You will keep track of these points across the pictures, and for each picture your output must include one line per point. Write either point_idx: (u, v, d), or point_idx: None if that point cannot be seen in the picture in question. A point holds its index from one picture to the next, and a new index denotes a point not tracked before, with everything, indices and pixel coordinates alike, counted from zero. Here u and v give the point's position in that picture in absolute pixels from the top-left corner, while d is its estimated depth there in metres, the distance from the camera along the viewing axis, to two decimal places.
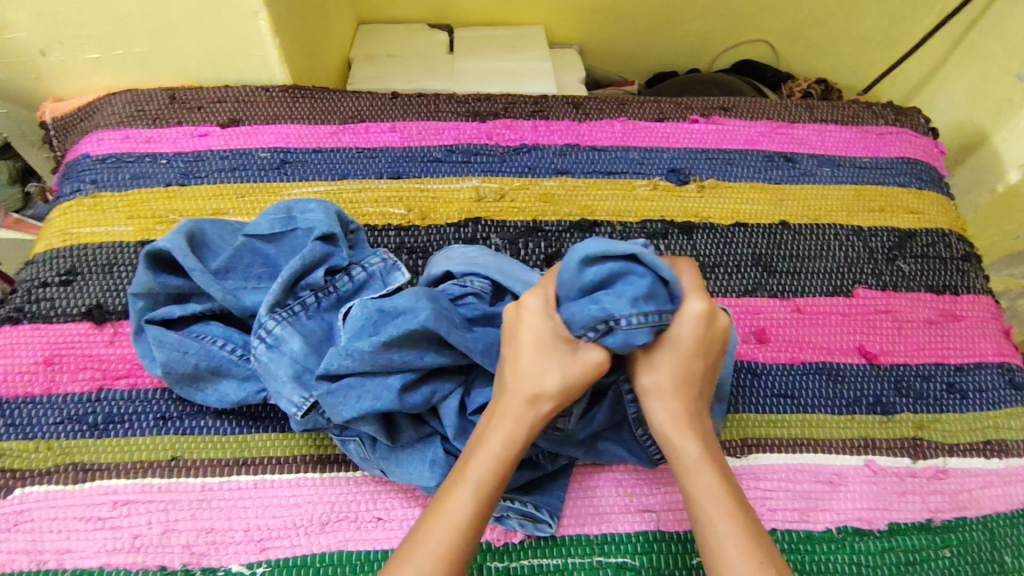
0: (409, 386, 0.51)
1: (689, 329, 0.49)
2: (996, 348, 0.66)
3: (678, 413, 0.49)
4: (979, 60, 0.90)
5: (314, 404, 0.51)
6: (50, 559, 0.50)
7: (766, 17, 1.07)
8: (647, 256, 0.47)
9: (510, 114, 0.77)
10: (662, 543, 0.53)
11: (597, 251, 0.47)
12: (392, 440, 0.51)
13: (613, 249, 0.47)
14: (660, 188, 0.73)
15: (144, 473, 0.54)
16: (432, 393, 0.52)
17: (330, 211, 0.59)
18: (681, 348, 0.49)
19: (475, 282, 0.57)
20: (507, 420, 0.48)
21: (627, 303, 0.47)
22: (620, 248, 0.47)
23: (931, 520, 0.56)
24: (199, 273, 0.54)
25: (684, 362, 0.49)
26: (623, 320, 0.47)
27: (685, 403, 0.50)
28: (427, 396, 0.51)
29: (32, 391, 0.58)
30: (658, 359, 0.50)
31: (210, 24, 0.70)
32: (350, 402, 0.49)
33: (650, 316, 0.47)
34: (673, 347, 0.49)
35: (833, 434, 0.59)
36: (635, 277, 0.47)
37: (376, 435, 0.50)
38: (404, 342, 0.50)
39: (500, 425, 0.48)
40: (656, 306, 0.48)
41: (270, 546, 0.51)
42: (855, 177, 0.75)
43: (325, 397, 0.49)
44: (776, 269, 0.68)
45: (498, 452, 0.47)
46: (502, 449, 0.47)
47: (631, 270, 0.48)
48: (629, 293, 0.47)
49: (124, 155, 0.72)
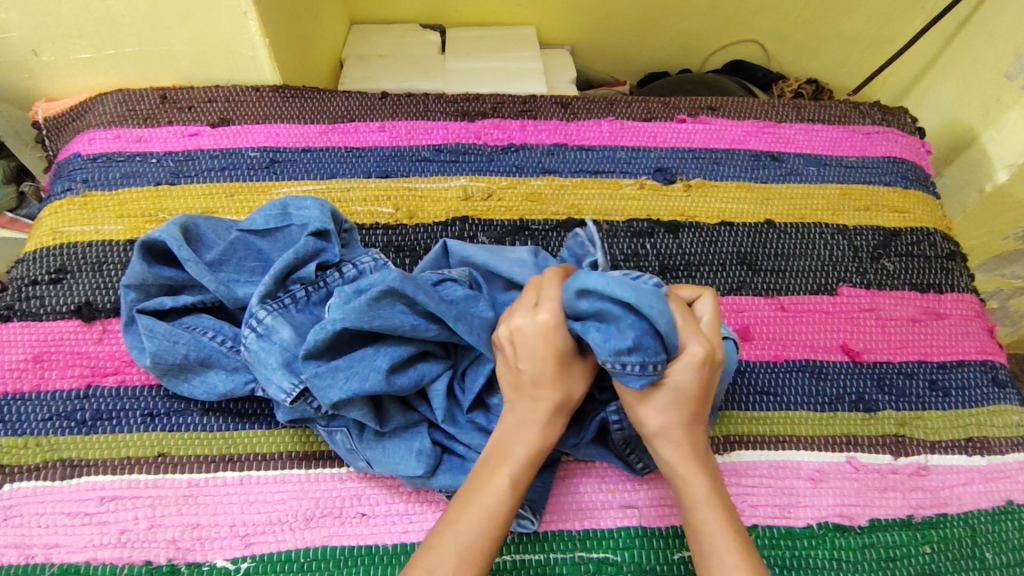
0: (396, 367, 0.52)
1: (686, 374, 0.48)
2: (979, 346, 0.66)
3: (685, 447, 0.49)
4: (967, 60, 0.91)
5: (304, 389, 0.51)
6: (38, 553, 0.51)
7: (757, 17, 1.08)
8: (645, 308, 0.42)
9: (499, 113, 0.78)
10: (643, 538, 0.53)
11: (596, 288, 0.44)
12: (380, 425, 0.52)
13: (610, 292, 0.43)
14: (646, 188, 0.73)
15: (131, 469, 0.55)
16: (421, 376, 0.52)
17: (325, 208, 0.60)
18: (683, 390, 0.48)
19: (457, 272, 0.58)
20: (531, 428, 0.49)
21: (607, 349, 0.45)
22: (617, 294, 0.43)
23: (912, 517, 0.56)
24: (192, 264, 0.55)
25: (685, 404, 0.49)
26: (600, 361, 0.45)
27: (689, 438, 0.49)
28: (415, 378, 0.52)
29: (21, 388, 0.58)
30: (660, 402, 0.49)
31: (200, 24, 0.70)
32: (339, 385, 0.49)
33: (629, 365, 0.45)
34: (670, 393, 0.48)
35: (815, 431, 0.60)
36: (624, 325, 0.44)
37: (364, 419, 0.51)
38: (375, 307, 0.50)
39: (525, 432, 0.49)
40: (642, 356, 0.45)
41: (255, 541, 0.52)
42: (841, 176, 0.76)
43: (313, 380, 0.50)
44: (761, 268, 0.69)
45: (525, 464, 0.48)
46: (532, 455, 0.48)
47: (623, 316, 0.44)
48: (615, 339, 0.45)
49: (114, 155, 0.72)
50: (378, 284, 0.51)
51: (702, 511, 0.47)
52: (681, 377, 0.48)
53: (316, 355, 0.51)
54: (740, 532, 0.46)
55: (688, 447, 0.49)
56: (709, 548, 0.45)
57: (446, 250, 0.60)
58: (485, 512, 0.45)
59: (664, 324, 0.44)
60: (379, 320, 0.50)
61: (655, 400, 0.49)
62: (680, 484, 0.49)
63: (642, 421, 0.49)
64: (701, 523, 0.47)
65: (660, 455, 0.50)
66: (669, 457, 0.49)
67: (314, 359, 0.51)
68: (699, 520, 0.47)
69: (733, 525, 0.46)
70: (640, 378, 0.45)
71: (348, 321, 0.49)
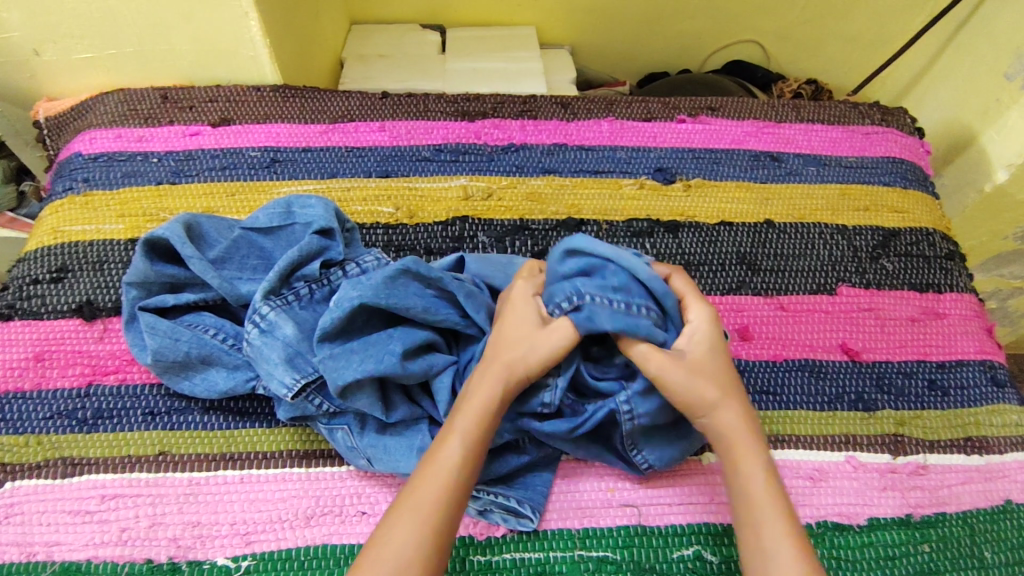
0: (409, 353, 0.53)
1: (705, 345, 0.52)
2: (978, 345, 0.67)
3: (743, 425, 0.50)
4: (966, 61, 0.91)
5: (307, 383, 0.52)
6: (40, 551, 0.51)
7: (756, 17, 1.08)
8: (625, 255, 0.51)
9: (499, 113, 0.78)
10: (642, 537, 0.53)
11: (578, 243, 0.52)
12: (386, 415, 0.52)
13: (593, 245, 0.52)
14: (646, 188, 0.73)
15: (132, 467, 0.55)
16: (430, 365, 0.53)
17: (329, 208, 0.60)
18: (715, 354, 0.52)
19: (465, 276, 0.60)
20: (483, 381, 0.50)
21: (596, 288, 0.51)
22: (601, 246, 0.51)
23: (910, 516, 0.56)
24: (195, 261, 0.55)
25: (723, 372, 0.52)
26: (589, 298, 0.51)
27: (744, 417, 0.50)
28: (426, 365, 0.53)
29: (23, 386, 0.59)
30: (708, 374, 0.51)
31: (202, 24, 0.70)
32: (354, 365, 0.50)
33: (617, 303, 0.50)
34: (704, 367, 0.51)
35: (814, 430, 0.60)
36: (608, 274, 0.52)
37: (370, 407, 0.51)
38: (390, 288, 0.52)
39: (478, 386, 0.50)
40: (626, 297, 0.51)
41: (255, 540, 0.52)
42: (840, 176, 0.76)
43: (328, 362, 0.50)
44: (760, 268, 0.69)
45: (480, 421, 0.48)
46: (484, 408, 0.49)
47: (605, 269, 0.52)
48: (603, 282, 0.51)
49: (115, 154, 0.72)
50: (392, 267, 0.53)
51: (752, 481, 0.48)
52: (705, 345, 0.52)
53: (330, 338, 0.52)
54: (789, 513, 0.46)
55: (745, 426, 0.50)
56: (764, 519, 0.46)
57: (462, 263, 0.61)
58: (443, 471, 0.46)
59: (644, 272, 0.51)
60: (397, 299, 0.52)
61: (694, 376, 0.50)
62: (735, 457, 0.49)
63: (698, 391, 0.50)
64: (751, 489, 0.47)
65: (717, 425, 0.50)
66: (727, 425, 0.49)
67: (329, 342, 0.52)
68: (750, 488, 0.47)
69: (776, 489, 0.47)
70: (626, 317, 0.50)
71: (366, 295, 0.51)
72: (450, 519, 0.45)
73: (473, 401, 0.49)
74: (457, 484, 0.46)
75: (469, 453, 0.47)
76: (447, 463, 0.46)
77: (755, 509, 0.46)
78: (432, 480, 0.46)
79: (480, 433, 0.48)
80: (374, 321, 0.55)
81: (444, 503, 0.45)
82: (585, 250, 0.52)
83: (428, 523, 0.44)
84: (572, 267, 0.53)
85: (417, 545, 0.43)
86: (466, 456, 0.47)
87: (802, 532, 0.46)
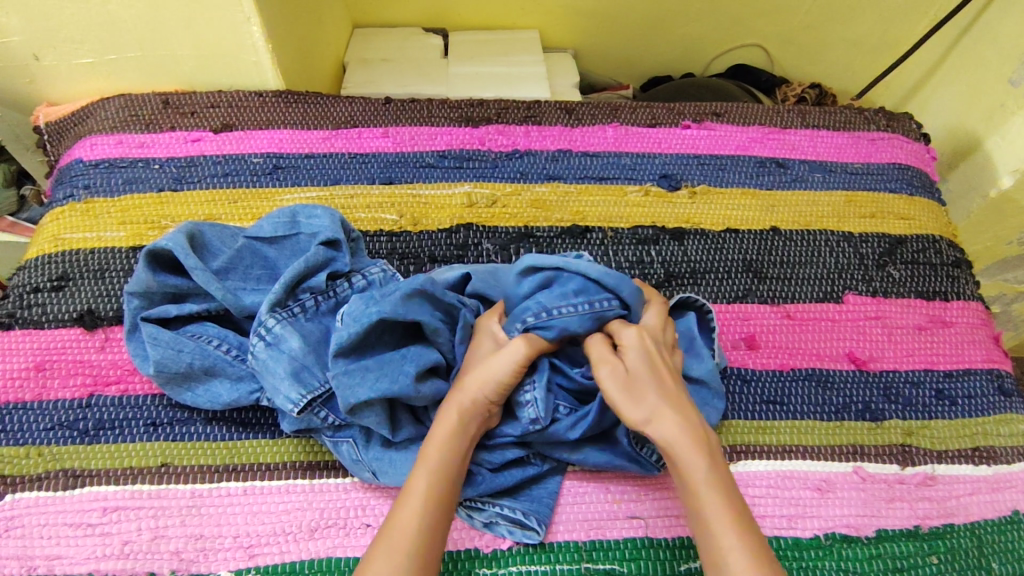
0: (420, 374, 0.53)
1: (639, 366, 0.51)
2: (985, 355, 0.66)
3: (689, 435, 0.47)
4: (970, 65, 0.90)
5: (313, 399, 0.52)
6: (40, 565, 0.50)
7: (760, 21, 1.07)
8: (573, 263, 0.53)
9: (503, 119, 0.77)
10: (650, 549, 0.53)
11: (528, 263, 0.54)
12: (393, 432, 0.52)
13: (544, 259, 0.53)
14: (651, 195, 0.73)
15: (134, 479, 0.54)
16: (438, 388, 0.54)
17: (335, 218, 0.60)
18: (646, 371, 0.50)
19: (469, 300, 0.60)
20: (451, 405, 0.50)
21: (558, 298, 0.53)
22: (548, 261, 0.53)
23: (919, 527, 0.56)
24: (198, 271, 0.55)
25: (661, 384, 0.50)
26: (554, 310, 0.52)
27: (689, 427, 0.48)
28: (434, 388, 0.53)
29: (23, 397, 0.58)
30: (638, 391, 0.49)
31: (203, 29, 0.70)
32: (368, 383, 0.50)
33: (581, 305, 0.53)
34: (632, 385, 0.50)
35: (822, 440, 0.59)
36: (564, 281, 0.54)
37: (378, 423, 0.51)
38: (409, 306, 0.52)
39: (446, 410, 0.50)
40: (588, 297, 0.53)
41: (259, 553, 0.51)
42: (846, 183, 0.75)
43: (342, 378, 0.50)
44: (767, 276, 0.68)
45: (448, 444, 0.49)
46: (453, 432, 0.49)
47: (560, 278, 0.54)
48: (562, 291, 0.53)
49: (116, 160, 0.72)
50: (408, 284, 0.53)
51: (704, 495, 0.45)
52: (633, 364, 0.51)
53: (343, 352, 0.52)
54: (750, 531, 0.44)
55: (691, 435, 0.47)
56: (711, 531, 0.44)
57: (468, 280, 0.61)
58: (418, 498, 0.46)
59: (598, 270, 0.53)
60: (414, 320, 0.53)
61: (621, 393, 0.49)
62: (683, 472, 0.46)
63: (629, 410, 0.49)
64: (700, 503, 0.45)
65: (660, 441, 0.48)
66: (669, 440, 0.47)
67: (341, 357, 0.51)
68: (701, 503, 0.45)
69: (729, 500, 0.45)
70: (592, 315, 0.53)
71: (386, 310, 0.51)
72: (430, 544, 0.44)
73: (440, 428, 0.49)
74: (432, 509, 0.46)
75: (440, 479, 0.47)
76: (419, 494, 0.46)
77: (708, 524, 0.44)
78: (406, 507, 0.45)
79: (449, 457, 0.48)
80: (385, 337, 0.54)
81: (424, 530, 0.44)
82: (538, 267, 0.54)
83: (404, 548, 0.43)
84: (530, 284, 0.54)
85: (396, 572, 0.42)
86: (437, 485, 0.47)
87: (755, 542, 0.43)
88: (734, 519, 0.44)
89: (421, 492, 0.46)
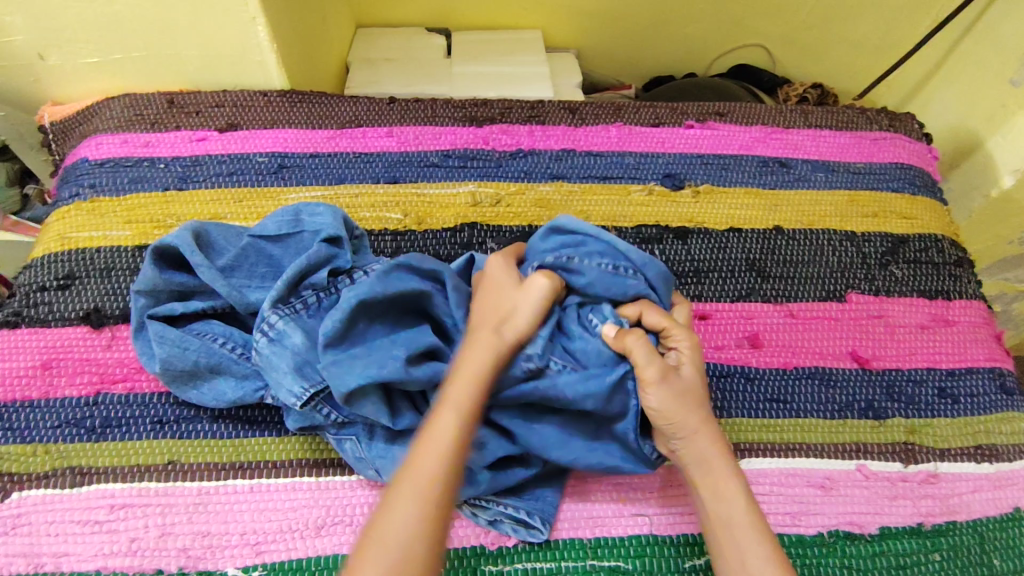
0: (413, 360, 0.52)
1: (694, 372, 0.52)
2: (988, 353, 0.67)
3: (723, 448, 0.50)
4: (972, 65, 0.90)
5: (316, 393, 0.52)
6: (48, 562, 0.51)
7: (761, 21, 1.08)
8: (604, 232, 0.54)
9: (507, 118, 0.77)
10: (654, 546, 0.53)
11: (559, 222, 0.56)
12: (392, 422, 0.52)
13: (576, 223, 0.55)
14: (655, 194, 0.73)
15: (141, 476, 0.55)
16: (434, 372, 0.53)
17: (338, 215, 0.60)
18: (699, 380, 0.52)
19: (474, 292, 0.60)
20: (462, 376, 0.48)
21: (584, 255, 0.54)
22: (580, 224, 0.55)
23: (921, 525, 0.56)
24: (204, 269, 0.55)
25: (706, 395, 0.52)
26: (580, 263, 0.53)
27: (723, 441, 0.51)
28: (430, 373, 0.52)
29: (30, 394, 0.58)
30: (694, 397, 0.50)
31: (208, 29, 0.70)
32: (355, 372, 0.50)
33: (607, 266, 0.53)
34: (691, 386, 0.51)
35: (825, 438, 0.60)
36: (591, 244, 0.55)
37: (376, 413, 0.51)
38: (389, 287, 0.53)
39: (456, 381, 0.48)
40: (614, 262, 0.54)
41: (266, 550, 0.52)
42: (848, 182, 0.76)
43: (330, 369, 0.50)
44: (770, 275, 0.69)
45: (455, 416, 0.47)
46: (464, 404, 0.47)
47: (587, 242, 0.55)
48: (587, 251, 0.54)
49: (121, 159, 0.72)
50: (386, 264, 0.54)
51: (734, 506, 0.48)
52: (688, 368, 0.52)
53: (339, 344, 0.52)
54: (773, 541, 0.47)
55: (724, 448, 0.50)
56: (735, 540, 0.47)
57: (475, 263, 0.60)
58: (422, 473, 0.45)
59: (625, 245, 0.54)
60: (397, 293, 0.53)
61: (684, 393, 0.50)
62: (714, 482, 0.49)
63: (685, 416, 0.49)
64: (732, 522, 0.47)
65: (700, 453, 0.49)
66: (709, 454, 0.49)
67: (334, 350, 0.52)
68: (733, 515, 0.48)
69: (759, 519, 0.48)
70: (614, 278, 0.53)
71: (362, 292, 0.51)
72: (435, 520, 0.44)
73: (451, 396, 0.48)
74: (455, 463, 0.46)
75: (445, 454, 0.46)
76: (423, 467, 0.45)
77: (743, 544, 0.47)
78: (428, 462, 0.45)
79: (477, 408, 0.48)
80: (379, 325, 0.54)
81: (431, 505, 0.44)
82: (568, 228, 0.55)
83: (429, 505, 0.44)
84: (556, 243, 0.56)
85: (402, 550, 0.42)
86: (446, 457, 0.46)
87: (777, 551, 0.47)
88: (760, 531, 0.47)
89: (428, 466, 0.45)
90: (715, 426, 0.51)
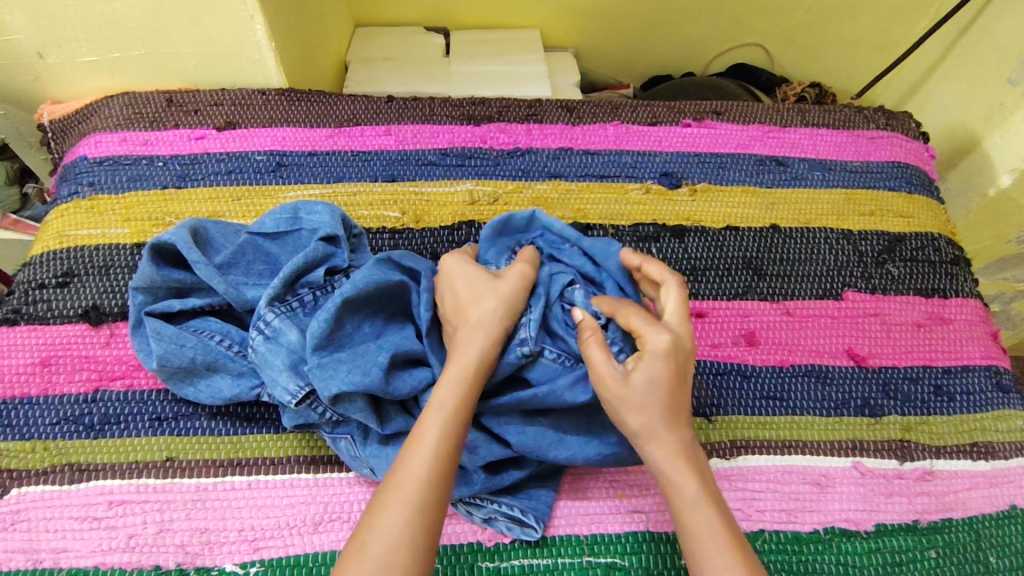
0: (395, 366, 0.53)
1: (651, 374, 0.47)
2: (984, 351, 0.67)
3: (676, 448, 0.47)
4: (969, 65, 0.91)
5: (310, 391, 0.52)
6: (46, 558, 0.51)
7: (760, 21, 1.08)
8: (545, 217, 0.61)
9: (504, 117, 0.77)
10: (651, 543, 0.53)
11: (506, 218, 0.61)
12: (380, 426, 0.52)
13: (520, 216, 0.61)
14: (652, 192, 0.73)
15: (139, 473, 0.55)
16: (417, 381, 0.54)
17: (336, 214, 0.61)
18: (656, 383, 0.47)
19: None
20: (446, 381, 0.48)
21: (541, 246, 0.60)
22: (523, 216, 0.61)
23: (917, 522, 0.56)
24: (201, 266, 0.55)
25: (663, 396, 0.47)
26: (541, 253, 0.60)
27: (677, 439, 0.47)
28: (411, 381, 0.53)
29: (29, 392, 0.58)
30: (641, 403, 0.47)
31: (207, 28, 0.70)
32: (341, 375, 0.50)
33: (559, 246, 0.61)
34: (639, 392, 0.47)
35: (821, 436, 0.60)
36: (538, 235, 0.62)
37: (362, 417, 0.51)
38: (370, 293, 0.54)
39: (441, 387, 0.47)
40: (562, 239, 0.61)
41: (263, 546, 0.52)
42: (845, 181, 0.76)
43: (315, 371, 0.50)
44: (767, 273, 0.69)
45: (447, 422, 0.46)
46: (453, 407, 0.46)
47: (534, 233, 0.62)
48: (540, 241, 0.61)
49: (120, 158, 0.72)
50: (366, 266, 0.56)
51: (687, 513, 0.45)
52: (648, 369, 0.48)
53: (330, 343, 0.52)
54: (738, 547, 0.44)
55: (676, 449, 0.47)
56: (690, 548, 0.44)
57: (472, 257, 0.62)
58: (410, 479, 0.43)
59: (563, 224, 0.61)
60: (368, 291, 0.54)
61: (619, 399, 0.47)
62: (667, 485, 0.46)
63: (623, 421, 0.48)
64: (689, 529, 0.45)
65: (648, 455, 0.47)
66: (655, 458, 0.47)
67: (322, 351, 0.52)
68: (687, 521, 0.45)
69: (729, 532, 0.44)
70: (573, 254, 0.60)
71: (348, 290, 0.52)
72: (425, 526, 0.42)
73: (438, 399, 0.47)
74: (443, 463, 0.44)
75: (436, 460, 0.44)
76: (413, 471, 0.44)
77: (702, 554, 0.43)
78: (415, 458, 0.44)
79: (464, 413, 0.47)
80: (367, 328, 0.55)
81: (423, 509, 0.42)
82: (515, 221, 0.61)
83: (414, 504, 0.42)
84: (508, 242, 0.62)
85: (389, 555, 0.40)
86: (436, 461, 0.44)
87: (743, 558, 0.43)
88: (719, 538, 0.44)
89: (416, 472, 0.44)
90: (670, 427, 0.47)
